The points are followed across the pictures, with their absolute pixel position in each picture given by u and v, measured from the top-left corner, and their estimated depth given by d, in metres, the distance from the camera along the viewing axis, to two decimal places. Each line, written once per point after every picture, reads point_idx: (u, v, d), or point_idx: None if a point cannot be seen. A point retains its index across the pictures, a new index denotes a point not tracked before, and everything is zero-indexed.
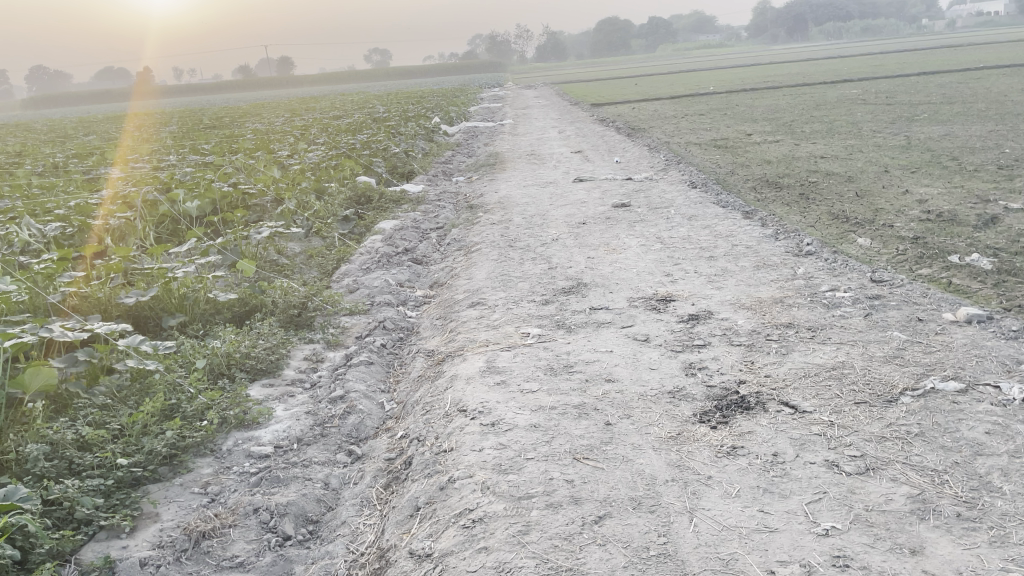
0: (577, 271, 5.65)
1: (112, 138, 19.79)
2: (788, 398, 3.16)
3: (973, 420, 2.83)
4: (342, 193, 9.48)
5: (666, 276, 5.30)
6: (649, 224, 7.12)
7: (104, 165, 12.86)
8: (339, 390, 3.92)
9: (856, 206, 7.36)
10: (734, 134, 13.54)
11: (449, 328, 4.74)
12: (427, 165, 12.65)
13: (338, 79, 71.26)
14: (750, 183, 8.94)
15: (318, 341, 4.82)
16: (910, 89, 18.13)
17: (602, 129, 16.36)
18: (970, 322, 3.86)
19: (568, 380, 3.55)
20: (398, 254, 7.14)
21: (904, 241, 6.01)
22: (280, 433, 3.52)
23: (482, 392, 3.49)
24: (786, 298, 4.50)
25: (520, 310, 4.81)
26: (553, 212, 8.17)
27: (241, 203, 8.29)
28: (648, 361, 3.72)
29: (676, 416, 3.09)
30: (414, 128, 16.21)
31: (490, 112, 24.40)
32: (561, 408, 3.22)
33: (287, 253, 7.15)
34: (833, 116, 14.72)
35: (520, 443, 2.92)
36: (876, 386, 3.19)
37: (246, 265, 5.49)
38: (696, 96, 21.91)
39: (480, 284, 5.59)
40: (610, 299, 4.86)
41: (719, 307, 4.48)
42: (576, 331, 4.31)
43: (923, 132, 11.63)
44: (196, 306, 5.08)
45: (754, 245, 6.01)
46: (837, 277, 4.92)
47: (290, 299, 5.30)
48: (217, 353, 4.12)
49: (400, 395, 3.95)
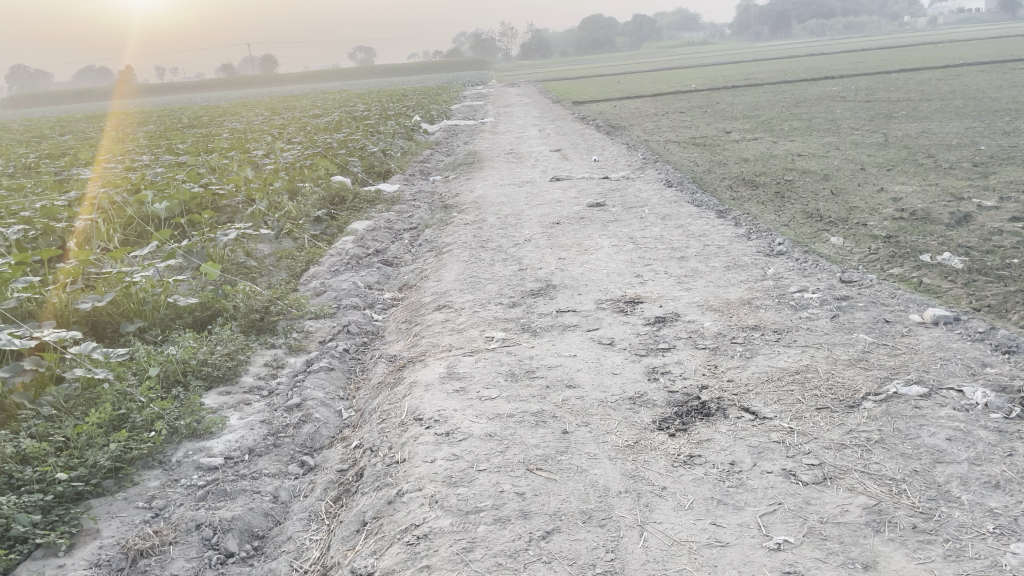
0: (547, 272, 5.58)
1: (88, 138, 19.53)
2: (749, 403, 3.10)
3: (934, 425, 2.78)
4: (316, 193, 9.36)
5: (636, 277, 5.23)
6: (623, 223, 7.06)
7: (76, 165, 12.67)
8: (296, 397, 3.83)
9: (831, 204, 7.32)
10: (713, 132, 13.51)
11: (414, 332, 4.65)
12: (404, 164, 12.53)
13: (321, 77, 70.85)
14: (726, 182, 8.90)
15: (280, 346, 4.72)
16: (890, 86, 18.16)
17: (582, 127, 16.29)
18: (937, 324, 3.81)
19: (528, 386, 3.47)
20: (369, 256, 7.03)
21: (877, 240, 5.98)
22: (232, 443, 3.43)
23: (439, 400, 3.40)
24: (754, 300, 4.44)
25: (486, 313, 4.73)
26: (527, 212, 8.09)
27: (212, 205, 8.17)
28: (611, 366, 3.64)
29: (635, 423, 3.02)
30: (393, 126, 16.08)
31: (471, 109, 24.31)
32: (518, 416, 3.14)
33: (256, 255, 7.03)
34: (812, 113, 14.71)
35: (473, 453, 2.84)
36: (839, 391, 3.13)
37: (209, 268, 5.37)
38: (677, 94, 21.87)
39: (448, 286, 5.50)
40: (577, 301, 4.79)
41: (687, 309, 4.41)
42: (541, 335, 4.23)
43: (900, 129, 11.63)
44: (156, 311, 4.95)
45: (726, 245, 5.96)
46: (807, 277, 4.87)
47: (253, 302, 5.19)
48: (172, 360, 4.01)
49: (359, 403, 3.85)
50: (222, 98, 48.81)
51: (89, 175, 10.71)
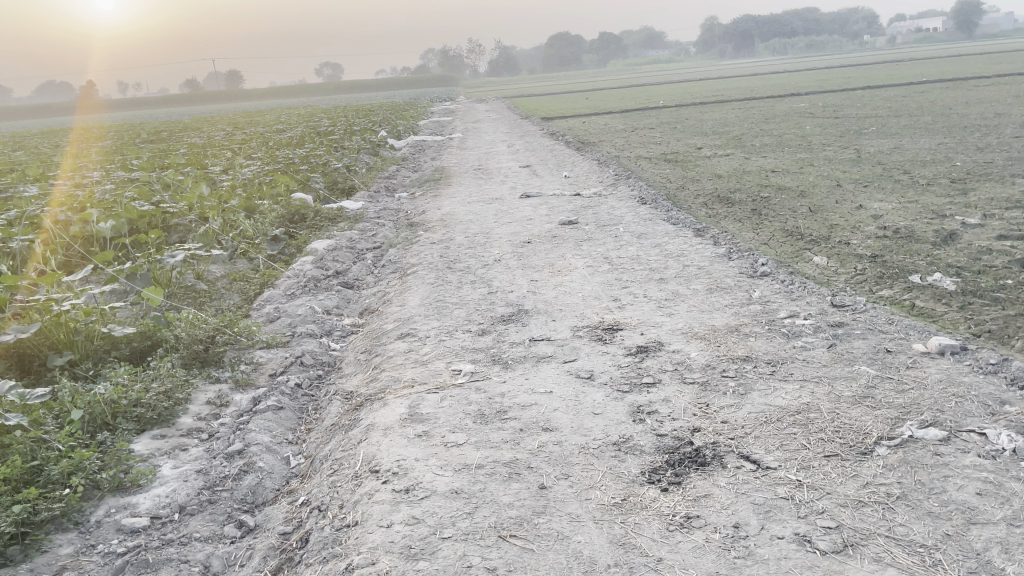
0: (518, 296, 5.22)
1: (39, 153, 18.77)
2: (749, 450, 2.75)
3: (960, 478, 2.46)
4: (274, 211, 8.94)
5: (613, 301, 4.89)
6: (597, 242, 6.73)
7: (23, 182, 12.05)
8: (237, 443, 3.41)
9: (810, 222, 7.06)
10: (684, 148, 13.32)
11: (373, 364, 4.25)
12: (369, 180, 12.12)
13: (288, 93, 70.22)
14: (701, 199, 8.63)
15: (225, 382, 4.29)
16: (858, 102, 18.22)
17: (552, 143, 16.02)
18: (943, 354, 3.51)
19: (499, 430, 3.09)
20: (328, 278, 6.62)
21: (863, 260, 5.71)
22: (162, 499, 3.00)
23: (399, 447, 3.01)
24: (742, 327, 4.11)
25: (453, 342, 4.34)
26: (496, 231, 7.73)
27: (162, 223, 7.71)
28: (591, 405, 3.27)
29: (622, 475, 2.65)
30: (358, 142, 15.67)
31: (439, 125, 24.00)
32: (489, 468, 2.75)
33: (206, 278, 6.59)
34: (783, 129, 14.57)
35: (437, 516, 2.45)
36: (847, 434, 2.80)
37: (151, 294, 4.93)
38: (646, 110, 21.76)
39: (412, 311, 5.10)
40: (551, 328, 4.43)
41: (670, 337, 4.07)
42: (513, 367, 3.85)
43: (873, 146, 11.49)
44: (88, 343, 4.49)
45: (706, 265, 5.65)
46: (795, 301, 4.56)
47: (197, 328, 4.73)
48: (100, 399, 3.56)
49: (309, 449, 3.45)
50: (189, 113, 47.84)
51: (34, 192, 10.15)
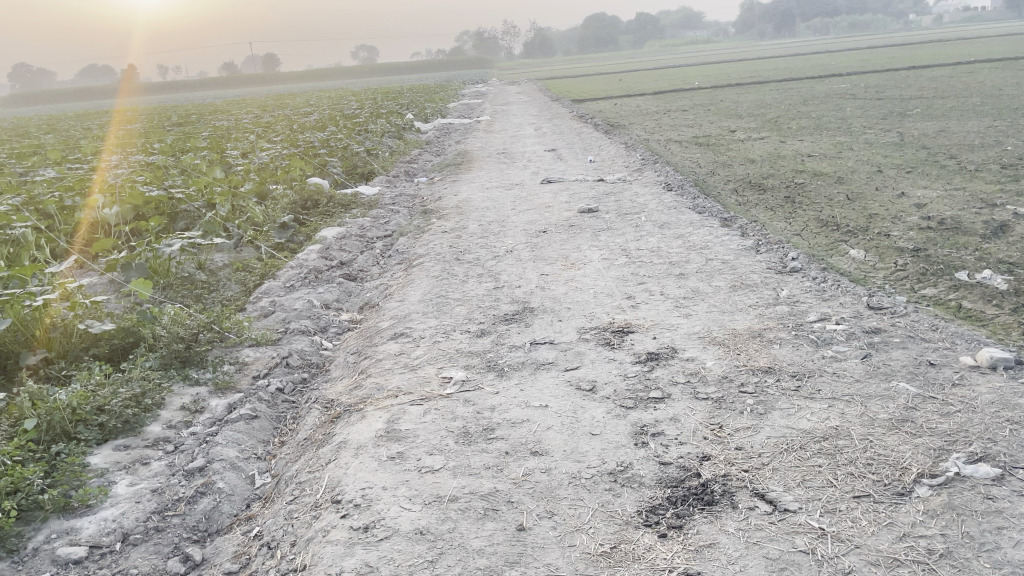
0: (526, 292, 4.85)
1: (68, 136, 18.75)
2: (765, 486, 2.36)
3: (1017, 531, 2.05)
4: (287, 197, 8.62)
5: (627, 299, 4.50)
6: (616, 232, 6.33)
7: (43, 165, 11.94)
8: (200, 459, 3.11)
9: (847, 211, 6.57)
10: (716, 131, 12.77)
11: (361, 368, 3.93)
12: (389, 163, 11.78)
13: (321, 76, 70.28)
14: (731, 185, 8.17)
15: (204, 385, 3.99)
16: (903, 83, 17.42)
17: (580, 126, 15.53)
18: (995, 368, 3.07)
19: (482, 453, 2.73)
20: (331, 269, 6.30)
21: (903, 254, 5.24)
22: (109, 524, 2.72)
23: (367, 471, 2.67)
24: (766, 332, 3.70)
25: (449, 345, 3.99)
26: (512, 219, 7.35)
27: (168, 209, 7.45)
28: (589, 424, 2.90)
29: (615, 515, 2.28)
30: (383, 125, 15.35)
31: (467, 108, 23.63)
32: (463, 501, 2.41)
33: (208, 267, 6.30)
34: (821, 111, 13.93)
35: (393, 564, 2.13)
36: (881, 469, 2.40)
37: (138, 286, 4.68)
38: (679, 92, 21.14)
39: (410, 308, 4.76)
40: (556, 330, 4.05)
41: (685, 343, 3.67)
42: (509, 375, 3.49)
43: (917, 128, 10.86)
44: (65, 340, 4.21)
45: (732, 259, 5.22)
46: (828, 302, 4.12)
47: (180, 325, 4.43)
48: (59, 406, 3.26)
49: (278, 466, 3.14)
50: (223, 95, 47.96)
51: (49, 175, 9.98)
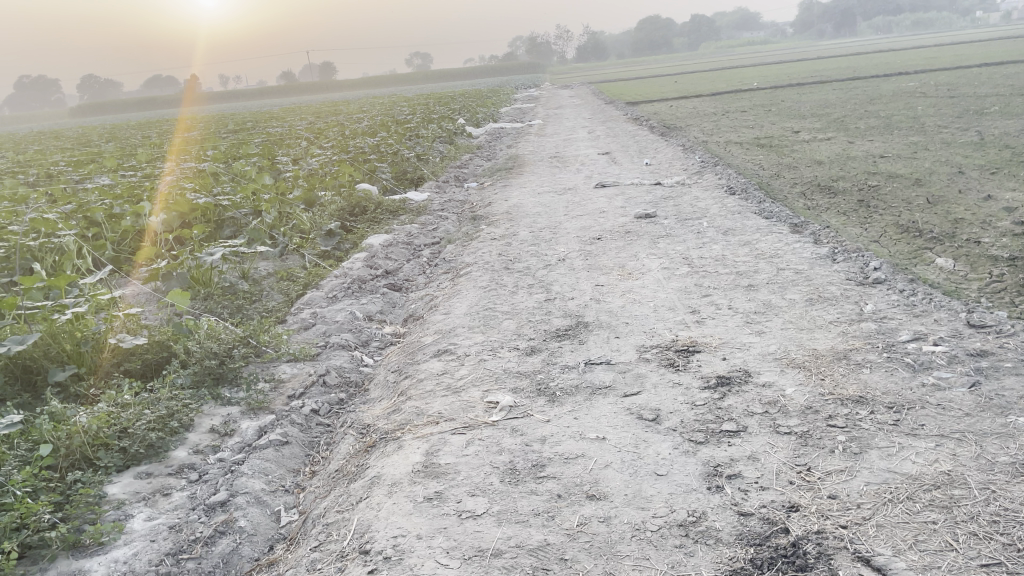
0: (580, 304, 4.50)
1: (127, 145, 18.99)
2: (870, 549, 1.99)
3: None
4: (334, 203, 8.40)
5: (691, 313, 4.11)
6: (676, 239, 5.93)
7: (98, 173, 11.98)
8: (224, 492, 2.86)
9: (929, 216, 6.06)
10: (779, 131, 12.21)
11: (401, 388, 3.63)
12: (439, 169, 11.55)
13: (377, 84, 70.98)
14: (798, 188, 7.69)
15: (236, 405, 3.75)
16: (976, 81, 16.57)
17: (634, 129, 15.09)
18: None
19: (532, 495, 2.40)
20: (376, 279, 6.05)
21: (998, 263, 4.73)
22: (122, 566, 2.47)
23: (401, 515, 2.37)
24: (853, 354, 3.28)
25: (495, 364, 3.66)
26: (565, 225, 7.01)
27: (215, 216, 7.28)
28: (655, 462, 2.53)
29: None
30: (434, 130, 15.16)
31: (519, 112, 23.32)
32: (510, 558, 2.08)
33: (251, 276, 6.10)
34: (890, 110, 13.26)
35: None
36: (1013, 529, 1.99)
37: (177, 299, 4.46)
38: (737, 93, 20.52)
39: (456, 321, 4.45)
40: (613, 348, 3.69)
41: (760, 366, 3.27)
42: (562, 401, 3.15)
43: (997, 127, 10.18)
44: (97, 355, 4.00)
45: (806, 269, 4.79)
46: (920, 319, 3.68)
47: (215, 339, 4.18)
48: (79, 428, 3.02)
49: (306, 503, 2.87)
50: (281, 104, 48.72)
51: (102, 183, 9.97)
